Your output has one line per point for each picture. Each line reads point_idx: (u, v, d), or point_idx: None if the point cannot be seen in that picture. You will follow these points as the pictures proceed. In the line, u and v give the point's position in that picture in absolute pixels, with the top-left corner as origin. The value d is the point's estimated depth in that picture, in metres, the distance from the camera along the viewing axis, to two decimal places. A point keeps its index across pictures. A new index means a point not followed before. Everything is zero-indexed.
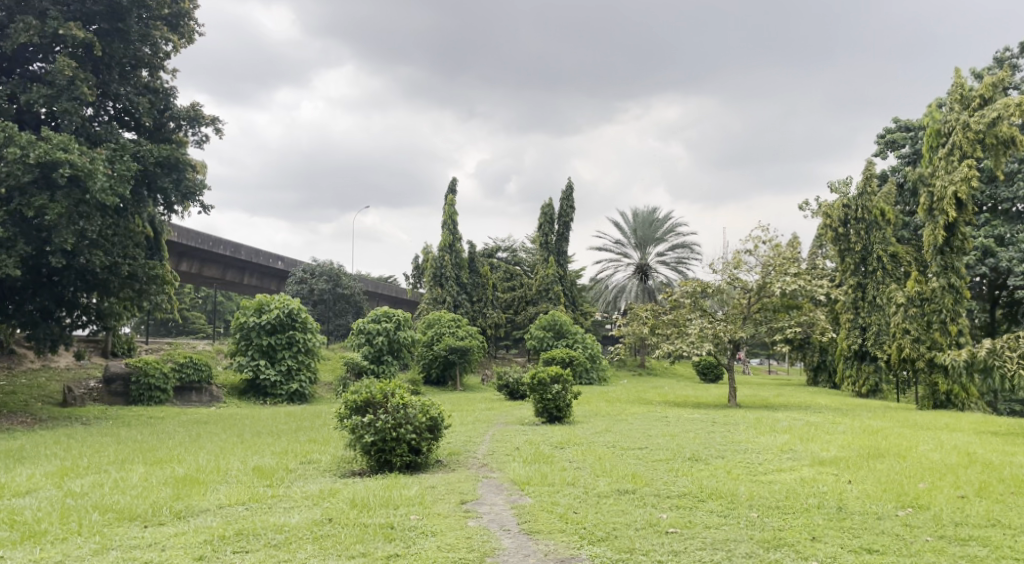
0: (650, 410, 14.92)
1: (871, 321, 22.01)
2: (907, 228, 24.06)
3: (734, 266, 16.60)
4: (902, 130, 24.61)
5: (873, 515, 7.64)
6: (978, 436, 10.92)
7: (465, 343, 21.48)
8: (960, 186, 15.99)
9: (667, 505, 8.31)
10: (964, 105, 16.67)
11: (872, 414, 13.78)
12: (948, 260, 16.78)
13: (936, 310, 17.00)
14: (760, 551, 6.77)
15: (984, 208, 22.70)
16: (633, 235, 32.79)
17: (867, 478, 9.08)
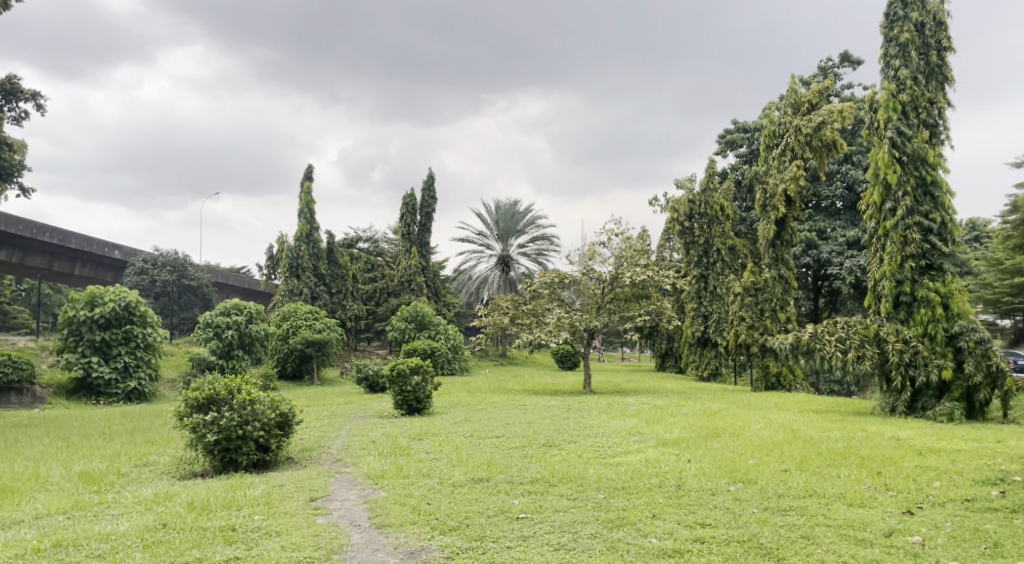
0: (508, 399, 15.16)
1: (713, 309, 23.63)
2: (743, 223, 25.76)
3: (589, 258, 17.13)
4: (740, 131, 26.40)
5: (708, 491, 8.13)
6: (801, 414, 11.91)
7: (323, 336, 20.94)
8: (790, 184, 17.29)
9: (519, 491, 8.46)
10: (796, 110, 17.88)
11: (711, 397, 14.71)
12: (779, 253, 18.21)
13: (768, 299, 18.35)
14: (604, 531, 7.03)
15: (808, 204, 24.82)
16: (495, 226, 33.07)
17: (705, 456, 9.67)
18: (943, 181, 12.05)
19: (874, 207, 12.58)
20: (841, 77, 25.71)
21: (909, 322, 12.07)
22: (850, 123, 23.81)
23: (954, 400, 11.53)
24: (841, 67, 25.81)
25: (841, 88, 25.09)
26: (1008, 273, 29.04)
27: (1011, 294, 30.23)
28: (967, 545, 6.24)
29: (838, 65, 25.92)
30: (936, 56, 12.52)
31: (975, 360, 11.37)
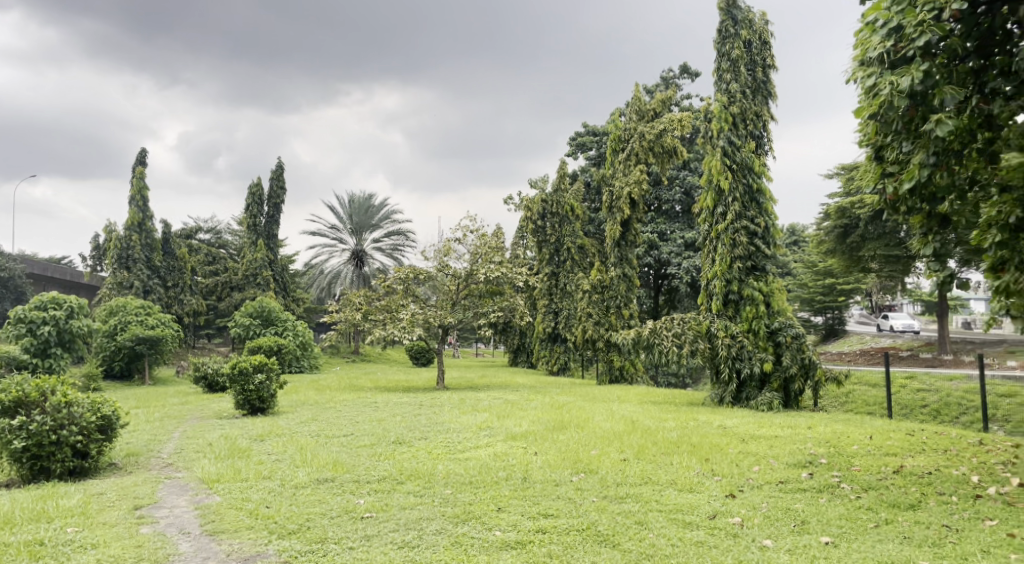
0: (358, 397, 14.83)
1: (563, 306, 24.41)
2: (592, 223, 26.78)
3: (444, 254, 17.13)
4: (590, 134, 27.44)
5: (552, 482, 8.31)
6: (641, 406, 12.53)
7: (156, 333, 19.53)
8: (634, 187, 18.15)
9: (365, 490, 8.28)
10: (641, 117, 18.81)
11: (559, 391, 15.13)
12: (624, 253, 19.07)
13: (613, 296, 19.17)
14: (449, 526, 7.00)
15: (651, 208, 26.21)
16: (348, 220, 32.29)
17: (550, 448, 9.93)
18: (767, 189, 13.11)
19: (708, 211, 13.45)
20: (681, 88, 27.37)
21: (736, 318, 13.02)
22: (689, 132, 25.41)
23: (773, 389, 12.59)
24: (681, 78, 27.44)
25: (681, 99, 26.72)
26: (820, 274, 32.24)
27: (822, 294, 33.57)
28: (779, 523, 6.27)
29: (678, 77, 27.58)
30: (762, 73, 13.66)
31: (791, 354, 12.54)
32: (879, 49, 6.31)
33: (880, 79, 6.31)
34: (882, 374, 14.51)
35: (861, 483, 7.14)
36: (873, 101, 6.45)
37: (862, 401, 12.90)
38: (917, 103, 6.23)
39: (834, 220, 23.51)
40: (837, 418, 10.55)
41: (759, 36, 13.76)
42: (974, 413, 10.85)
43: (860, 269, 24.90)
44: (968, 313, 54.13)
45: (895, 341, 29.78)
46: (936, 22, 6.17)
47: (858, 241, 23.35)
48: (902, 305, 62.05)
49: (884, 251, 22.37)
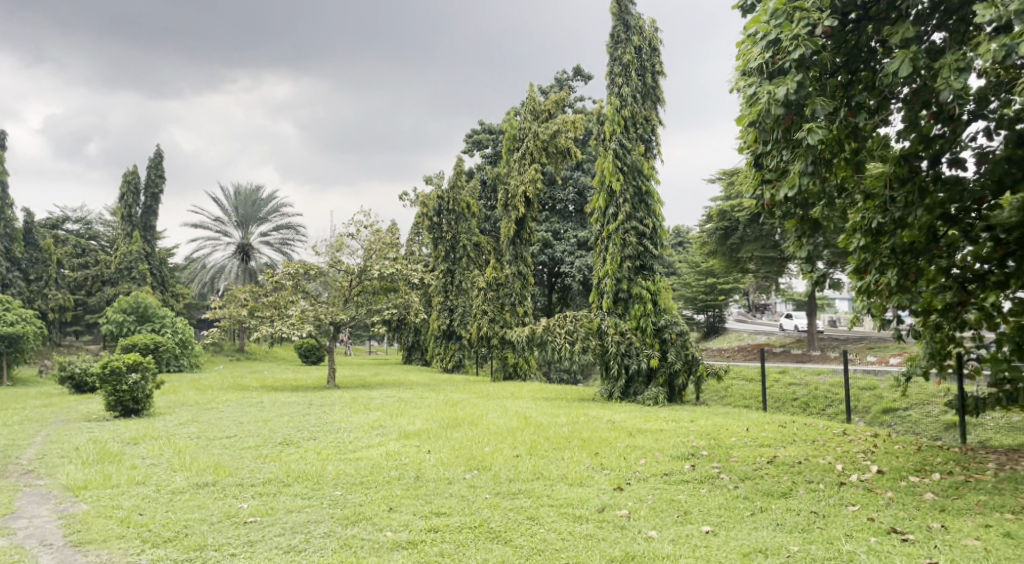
0: (243, 396, 14.22)
1: (458, 303, 24.40)
2: (488, 221, 26.89)
3: (336, 249, 16.70)
4: (486, 132, 27.55)
5: (445, 480, 8.23)
6: (534, 402, 12.69)
7: (15, 330, 17.98)
8: (529, 186, 18.35)
9: (249, 494, 7.93)
10: (536, 116, 19.05)
11: (453, 388, 15.10)
12: (519, 251, 19.24)
13: (508, 294, 19.29)
14: (338, 528, 6.80)
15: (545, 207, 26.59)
16: (233, 212, 30.92)
17: (444, 446, 9.87)
18: (655, 191, 13.60)
19: (599, 211, 13.76)
20: (575, 89, 27.91)
21: (625, 316, 13.38)
22: (582, 134, 25.99)
23: (659, 385, 13.07)
24: (574, 80, 27.99)
25: (574, 100, 27.27)
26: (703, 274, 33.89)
27: (704, 293, 35.27)
28: (663, 514, 6.49)
29: (572, 78, 28.11)
30: (650, 79, 14.13)
31: (676, 350, 13.08)
32: (759, 60, 6.58)
33: (759, 89, 6.59)
34: (758, 369, 15.39)
35: (739, 473, 7.52)
36: (753, 109, 6.73)
37: (739, 395, 13.64)
38: (793, 113, 6.57)
39: (716, 221, 24.80)
40: (717, 412, 11.07)
41: (648, 42, 14.22)
42: (839, 405, 11.67)
43: (739, 270, 26.28)
44: (833, 311, 58.40)
45: (769, 338, 31.71)
46: (810, 36, 6.48)
47: (737, 243, 24.67)
48: (775, 303, 66.25)
49: (761, 253, 23.51)
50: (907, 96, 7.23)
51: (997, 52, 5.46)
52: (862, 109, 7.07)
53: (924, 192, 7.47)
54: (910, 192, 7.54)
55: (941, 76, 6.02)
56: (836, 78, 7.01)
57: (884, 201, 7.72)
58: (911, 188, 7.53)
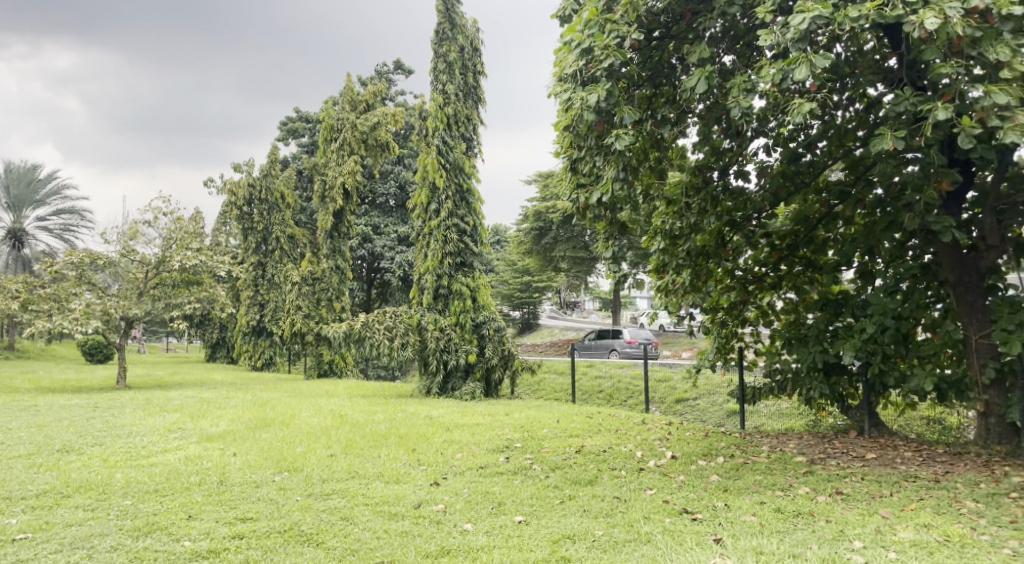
0: (12, 400, 12.53)
1: (269, 298, 23.27)
2: (302, 213, 25.87)
3: (130, 237, 15.21)
4: (302, 120, 26.54)
5: (252, 483, 7.73)
6: (350, 399, 12.38)
7: None
8: (348, 178, 17.89)
9: (18, 508, 6.99)
10: (354, 107, 18.64)
11: (262, 386, 14.35)
12: (336, 244, 18.67)
13: (324, 288, 18.69)
14: (128, 541, 6.18)
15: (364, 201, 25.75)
16: (3, 193, 27.20)
17: (251, 449, 9.31)
18: (475, 189, 13.82)
19: (421, 207, 13.63)
20: (395, 82, 27.68)
21: (445, 312, 13.44)
22: (402, 128, 25.90)
23: (476, 380, 13.37)
24: (394, 74, 27.70)
25: (394, 93, 27.03)
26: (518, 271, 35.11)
27: (520, 290, 36.52)
28: (478, 507, 6.57)
29: (392, 71, 27.85)
30: (472, 78, 14.28)
31: (493, 345, 13.53)
32: (573, 66, 6.83)
33: (572, 94, 6.84)
34: (568, 362, 16.19)
35: (550, 463, 7.83)
36: (567, 114, 6.98)
37: (551, 388, 14.27)
38: (603, 120, 6.87)
39: (531, 221, 25.76)
40: (531, 405, 11.44)
41: (470, 43, 14.36)
42: (638, 396, 12.56)
43: (551, 269, 27.45)
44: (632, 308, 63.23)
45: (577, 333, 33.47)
46: (619, 48, 6.82)
47: (551, 242, 25.78)
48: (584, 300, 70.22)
49: (572, 252, 24.90)
50: (701, 112, 7.83)
51: (776, 76, 6.10)
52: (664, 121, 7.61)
53: (717, 200, 8.32)
54: (704, 198, 8.27)
55: (730, 95, 6.65)
56: (642, 90, 7.52)
57: (682, 206, 8.37)
58: (705, 195, 8.25)
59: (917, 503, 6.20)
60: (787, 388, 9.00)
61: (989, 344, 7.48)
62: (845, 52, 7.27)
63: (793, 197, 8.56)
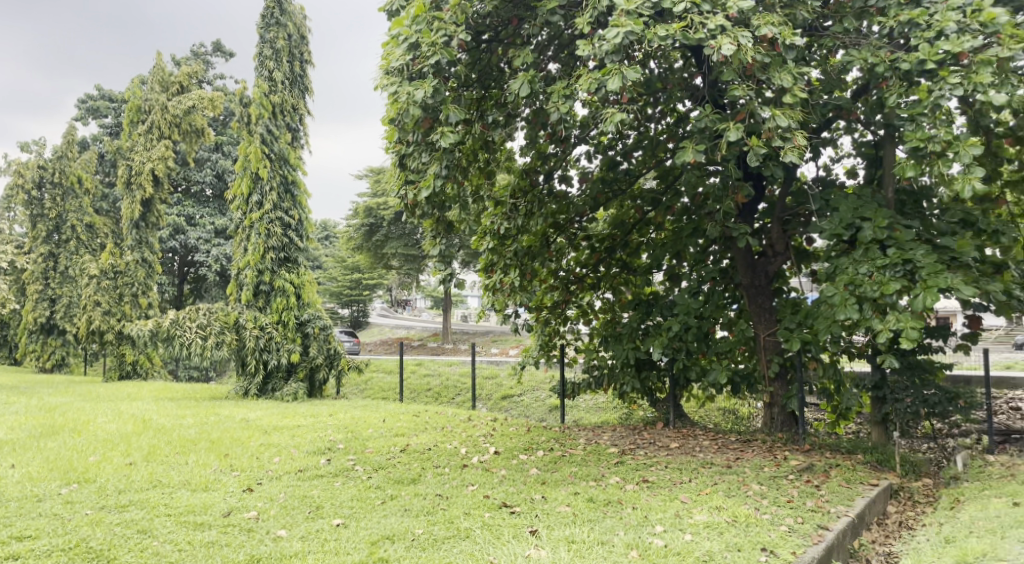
0: None
1: (62, 292, 21.04)
2: (105, 200, 23.65)
3: None
4: (105, 99, 24.30)
5: (32, 498, 6.92)
6: (156, 403, 11.46)
7: None
8: (158, 164, 16.61)
9: None
10: (165, 88, 17.28)
11: (50, 390, 12.91)
12: (143, 235, 17.19)
13: (128, 283, 17.05)
14: None
15: (176, 190, 23.90)
16: None
17: (33, 459, 8.33)
18: (301, 181, 13.34)
19: (241, 198, 12.89)
20: (213, 65, 26.08)
21: (266, 309, 12.84)
22: (220, 114, 24.54)
23: (299, 380, 12.94)
24: (213, 56, 26.08)
25: (213, 77, 25.47)
26: (348, 268, 34.47)
27: (348, 288, 35.75)
28: (294, 512, 6.32)
29: (211, 53, 26.18)
30: (299, 67, 13.76)
31: (318, 344, 13.17)
32: (400, 61, 6.77)
33: (399, 89, 6.78)
34: (396, 361, 16.07)
35: (372, 463, 7.70)
36: (394, 109, 6.92)
37: (378, 387, 14.08)
38: (430, 117, 6.88)
39: (360, 218, 25.23)
40: (355, 405, 11.19)
41: (299, 30, 13.80)
42: (465, 394, 12.73)
43: (382, 267, 27.10)
44: (464, 308, 64.65)
45: (408, 332, 33.32)
46: (447, 47, 6.87)
47: (382, 239, 25.58)
48: (413, 300, 70.18)
49: (403, 250, 24.87)
50: (528, 116, 8.07)
51: (593, 85, 6.42)
52: (492, 122, 7.77)
53: (542, 202, 8.63)
54: (531, 200, 8.55)
55: (552, 100, 6.93)
56: (472, 91, 7.65)
57: (510, 207, 8.61)
58: (532, 197, 8.58)
59: (712, 487, 6.78)
60: (604, 383, 9.54)
61: (774, 341, 8.35)
62: (658, 68, 7.81)
63: (612, 202, 9.07)
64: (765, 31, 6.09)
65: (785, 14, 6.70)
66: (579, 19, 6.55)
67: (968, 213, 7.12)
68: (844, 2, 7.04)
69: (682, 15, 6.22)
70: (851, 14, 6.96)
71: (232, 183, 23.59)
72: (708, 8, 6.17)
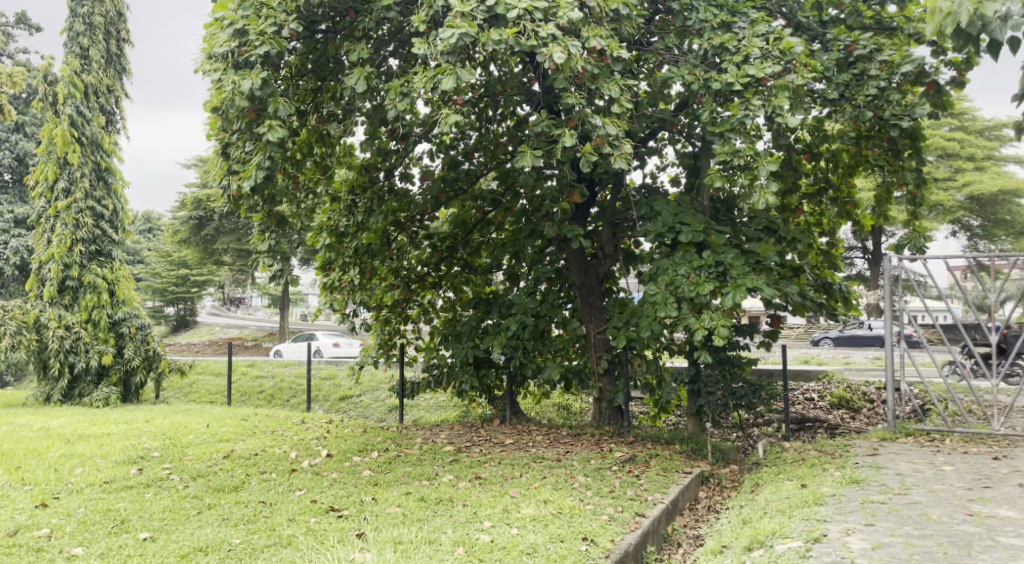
0: None
1: None
2: None
3: None
4: None
5: None
6: None
7: None
8: None
9: None
10: None
11: None
12: None
13: None
14: None
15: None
16: None
17: None
18: (115, 169, 12.36)
19: (45, 185, 11.74)
20: (14, 37, 23.62)
21: (73, 307, 11.88)
22: (23, 92, 22.25)
23: (112, 384, 11.97)
24: (15, 28, 23.64)
25: (13, 50, 23.08)
26: (174, 263, 32.56)
27: (174, 285, 33.47)
28: (96, 527, 5.82)
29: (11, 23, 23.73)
30: (115, 45, 12.68)
31: (134, 345, 12.30)
32: (225, 46, 6.43)
33: (224, 76, 6.43)
34: (225, 362, 15.25)
35: (190, 472, 7.26)
36: (218, 96, 6.54)
37: (205, 390, 13.28)
38: (257, 107, 6.57)
39: (189, 210, 24.47)
40: (177, 410, 10.51)
41: (116, 5, 12.71)
42: (301, 395, 12.34)
43: (212, 262, 26.56)
44: (305, 308, 64.33)
45: (245, 332, 31.82)
46: (277, 35, 6.61)
47: (212, 234, 24.83)
48: (247, 299, 67.12)
49: (237, 245, 24.18)
50: (368, 111, 7.91)
51: (429, 84, 6.40)
52: (328, 116, 7.55)
53: (381, 200, 8.49)
54: (370, 197, 8.39)
55: (389, 97, 6.82)
56: (304, 82, 7.44)
57: (347, 204, 8.41)
58: (371, 194, 8.44)
59: (540, 481, 6.98)
60: (443, 381, 9.59)
61: (604, 338, 8.74)
62: (497, 71, 7.93)
63: (452, 201, 9.09)
64: (593, 43, 6.34)
65: (613, 28, 7.02)
66: (414, 17, 6.54)
67: (772, 221, 7.81)
68: (668, 21, 7.55)
69: (516, 21, 6.34)
70: (673, 32, 7.42)
71: (35, 167, 21.55)
72: (540, 17, 6.32)
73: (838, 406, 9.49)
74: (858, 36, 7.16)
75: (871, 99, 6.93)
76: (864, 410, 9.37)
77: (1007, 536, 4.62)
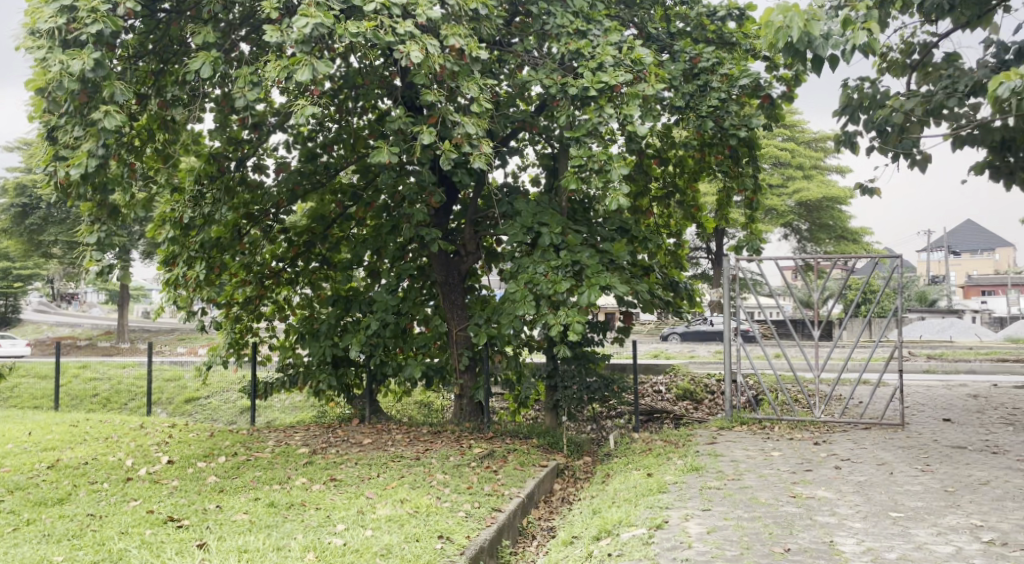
0: None
1: None
2: None
3: None
4: None
5: None
6: None
7: None
8: None
9: None
10: None
11: None
12: None
13: None
14: None
15: None
16: None
17: None
18: None
19: None
20: None
21: None
22: None
23: None
24: None
25: None
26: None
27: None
28: None
29: None
30: None
31: None
32: (49, 22, 5.86)
33: (48, 52, 5.86)
34: (52, 364, 13.97)
35: (6, 485, 6.57)
36: (41, 74, 5.95)
37: (28, 394, 12.09)
38: (88, 90, 6.05)
39: (11, 197, 22.49)
40: None
41: None
42: (140, 398, 11.53)
43: (39, 255, 24.39)
44: (149, 305, 60.19)
45: (78, 331, 29.32)
46: (111, 13, 6.11)
47: (39, 223, 22.91)
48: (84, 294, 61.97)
49: (68, 237, 22.37)
50: (218, 98, 7.48)
51: (282, 74, 6.14)
52: (171, 101, 7.08)
53: (232, 191, 8.06)
54: (219, 188, 7.94)
55: (237, 85, 6.44)
56: (144, 63, 7.01)
57: (193, 195, 7.90)
58: (220, 185, 7.99)
59: (398, 481, 6.90)
60: (299, 381, 9.28)
61: (465, 335, 8.77)
62: (357, 63, 7.76)
63: (310, 195, 8.79)
64: (452, 43, 6.33)
65: (473, 27, 7.04)
66: (265, 3, 6.25)
67: (625, 222, 8.14)
68: (528, 23, 7.70)
69: (373, 15, 6.21)
70: (532, 35, 7.56)
71: None
72: (398, 13, 6.22)
73: (683, 397, 10.06)
74: (702, 48, 7.58)
75: (714, 110, 7.40)
76: (706, 400, 10.04)
77: (823, 515, 5.07)
